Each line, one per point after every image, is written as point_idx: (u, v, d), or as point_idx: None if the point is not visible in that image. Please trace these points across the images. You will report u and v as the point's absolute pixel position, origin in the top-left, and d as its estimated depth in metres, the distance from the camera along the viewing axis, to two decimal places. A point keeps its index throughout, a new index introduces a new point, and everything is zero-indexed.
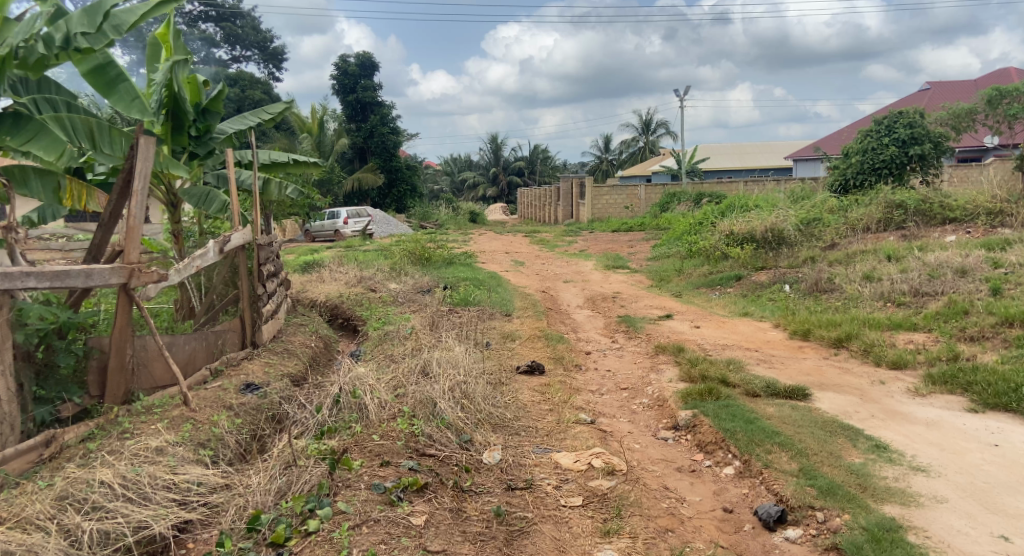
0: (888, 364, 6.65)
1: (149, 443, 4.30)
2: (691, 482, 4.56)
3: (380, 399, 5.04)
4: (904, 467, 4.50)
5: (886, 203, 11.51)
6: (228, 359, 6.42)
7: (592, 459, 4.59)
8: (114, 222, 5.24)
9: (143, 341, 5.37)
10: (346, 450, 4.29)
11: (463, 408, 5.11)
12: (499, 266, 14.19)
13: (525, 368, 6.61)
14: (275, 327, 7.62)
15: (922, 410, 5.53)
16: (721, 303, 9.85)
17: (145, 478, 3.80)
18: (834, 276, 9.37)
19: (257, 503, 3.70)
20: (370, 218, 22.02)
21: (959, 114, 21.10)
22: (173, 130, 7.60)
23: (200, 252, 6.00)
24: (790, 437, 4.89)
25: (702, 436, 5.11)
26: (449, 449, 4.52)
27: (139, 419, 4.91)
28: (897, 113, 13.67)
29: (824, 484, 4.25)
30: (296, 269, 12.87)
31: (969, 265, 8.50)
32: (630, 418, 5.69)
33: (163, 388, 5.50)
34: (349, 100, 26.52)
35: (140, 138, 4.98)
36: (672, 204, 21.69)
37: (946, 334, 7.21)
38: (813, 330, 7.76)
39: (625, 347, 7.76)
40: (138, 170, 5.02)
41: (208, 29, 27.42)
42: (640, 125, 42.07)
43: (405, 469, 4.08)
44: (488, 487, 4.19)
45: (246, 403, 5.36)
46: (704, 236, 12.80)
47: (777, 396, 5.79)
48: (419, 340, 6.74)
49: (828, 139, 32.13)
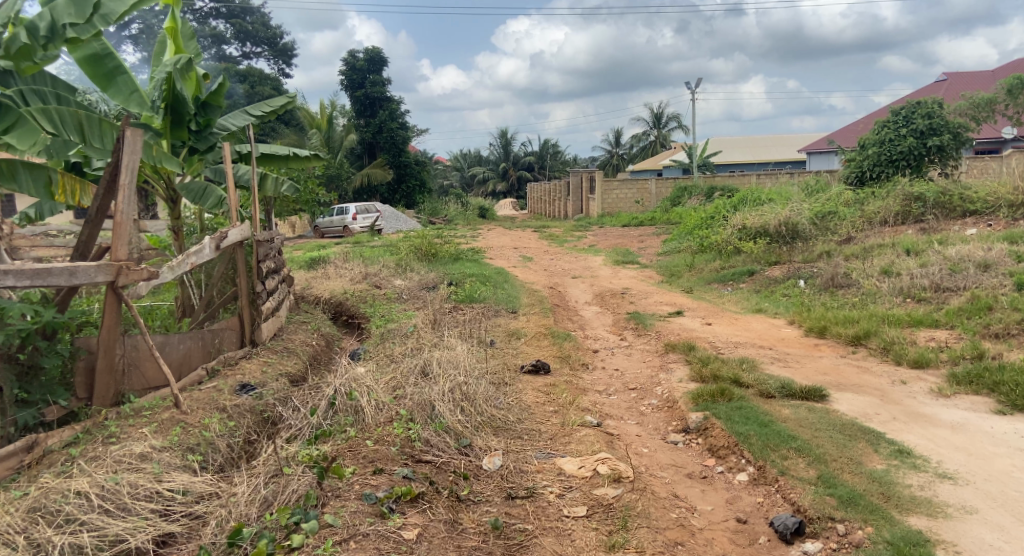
0: (909, 363, 6.38)
1: (132, 448, 4.12)
2: (702, 490, 4.32)
3: (378, 400, 4.82)
4: (930, 474, 4.24)
5: (904, 196, 11.16)
6: (226, 358, 6.23)
7: (597, 466, 4.37)
8: (102, 218, 4.99)
9: (133, 340, 5.19)
10: (339, 456, 4.08)
11: (463, 410, 4.90)
12: (507, 262, 13.99)
13: (530, 368, 6.39)
14: (276, 325, 7.44)
15: (946, 412, 5.27)
16: (733, 299, 9.61)
17: (126, 488, 3.61)
18: (851, 271, 9.08)
19: (240, 516, 3.48)
20: (379, 214, 21.81)
21: (979, 104, 20.58)
22: (172, 124, 7.41)
23: (197, 248, 5.81)
24: (807, 442, 4.64)
25: (713, 441, 4.88)
26: (447, 455, 4.32)
27: (126, 423, 4.73)
28: (915, 103, 13.30)
29: (844, 494, 4.00)
30: (301, 265, 12.70)
31: (992, 259, 8.18)
32: (638, 420, 5.47)
33: (155, 389, 5.33)
34: (358, 95, 26.26)
35: (126, 130, 4.75)
36: (683, 199, 21.36)
37: (969, 331, 6.93)
38: (830, 327, 7.49)
39: (634, 345, 7.54)
40: (125, 164, 4.78)
41: (218, 26, 27.33)
42: (651, 119, 41.69)
43: (399, 477, 3.87)
44: (487, 496, 3.97)
45: (240, 405, 5.17)
46: (716, 231, 12.52)
47: (793, 397, 5.54)
48: (421, 339, 6.54)
49: (842, 131, 31.64)
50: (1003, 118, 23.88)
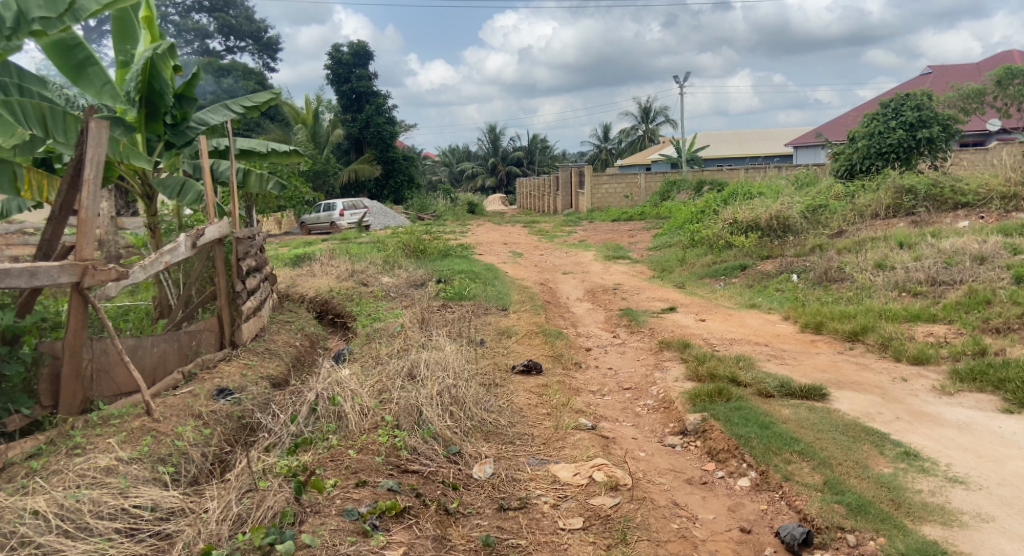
0: (909, 359, 6.21)
1: (97, 462, 3.87)
2: (703, 497, 4.13)
3: (362, 405, 4.60)
4: (940, 478, 4.07)
5: (895, 188, 10.99)
6: (203, 361, 5.97)
7: (593, 472, 4.16)
8: (66, 215, 4.73)
9: (103, 344, 4.95)
10: (320, 468, 3.85)
11: (451, 415, 4.67)
12: (496, 258, 13.76)
13: (522, 367, 6.17)
14: (257, 326, 7.17)
15: (951, 411, 5.09)
16: (726, 295, 9.43)
17: (87, 506, 3.37)
18: (844, 265, 8.91)
19: (210, 535, 3.24)
20: (366, 209, 21.51)
21: (967, 96, 20.48)
22: (147, 117, 7.11)
23: (171, 246, 5.52)
24: (811, 444, 4.44)
25: (713, 443, 4.67)
26: (435, 464, 4.08)
27: (93, 433, 4.46)
28: (904, 96, 13.17)
29: (853, 501, 3.81)
30: (287, 262, 12.43)
31: (987, 251, 8.00)
32: (634, 422, 5.26)
33: (126, 395, 5.08)
34: (343, 90, 25.90)
35: (90, 121, 4.51)
36: (672, 193, 21.20)
37: (968, 326, 6.76)
38: (826, 323, 7.31)
39: (627, 342, 7.33)
40: (89, 158, 4.52)
41: (201, 20, 26.85)
42: (639, 113, 41.54)
43: (383, 490, 3.63)
44: (477, 508, 3.76)
45: (217, 411, 4.94)
46: (707, 225, 12.35)
47: (792, 396, 5.35)
48: (408, 338, 6.31)
49: (830, 124, 31.60)
50: (990, 110, 23.89)
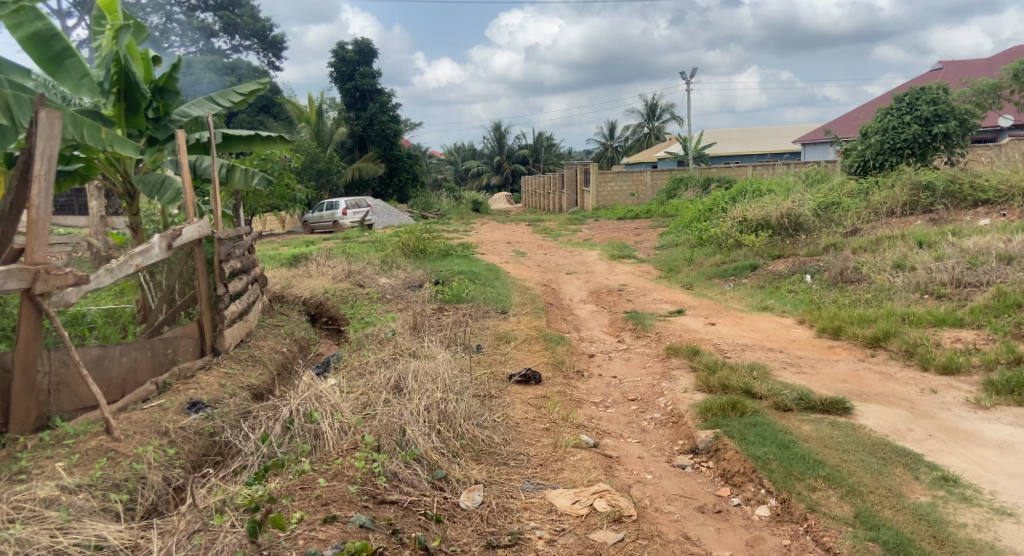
0: (938, 369, 5.74)
1: (36, 492, 3.46)
2: (717, 529, 3.69)
3: (342, 423, 4.17)
4: (986, 510, 3.62)
5: (912, 185, 10.48)
6: (180, 370, 5.54)
7: (594, 501, 3.72)
8: (18, 214, 4.31)
9: (61, 355, 4.50)
10: (287, 497, 3.44)
11: (438, 434, 4.24)
12: (500, 258, 13.36)
13: (520, 377, 5.72)
14: (241, 331, 6.74)
15: (988, 427, 4.63)
16: (737, 296, 8.98)
17: (13, 548, 2.99)
18: (861, 265, 8.43)
19: None
20: (368, 208, 21.08)
21: (983, 90, 19.89)
22: (127, 111, 6.69)
23: (142, 248, 5.07)
24: (837, 468, 3.99)
25: (727, 465, 4.24)
26: (418, 492, 3.65)
27: (42, 455, 4.06)
28: (920, 89, 12.60)
29: (889, 539, 3.38)
30: (281, 262, 12.00)
31: (1015, 251, 7.52)
32: (640, 439, 4.82)
33: (88, 410, 4.64)
34: (347, 88, 25.36)
35: (40, 111, 4.08)
36: (680, 191, 20.69)
37: (998, 332, 6.30)
38: (845, 327, 6.84)
39: (633, 348, 6.88)
40: (40, 152, 4.09)
41: (204, 18, 26.47)
42: (646, 110, 41.06)
43: (354, 527, 3.20)
44: (463, 545, 3.34)
45: (186, 428, 4.55)
46: (716, 224, 11.90)
47: (813, 410, 4.89)
48: (396, 345, 5.87)
49: (839, 121, 31.06)
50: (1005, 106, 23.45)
